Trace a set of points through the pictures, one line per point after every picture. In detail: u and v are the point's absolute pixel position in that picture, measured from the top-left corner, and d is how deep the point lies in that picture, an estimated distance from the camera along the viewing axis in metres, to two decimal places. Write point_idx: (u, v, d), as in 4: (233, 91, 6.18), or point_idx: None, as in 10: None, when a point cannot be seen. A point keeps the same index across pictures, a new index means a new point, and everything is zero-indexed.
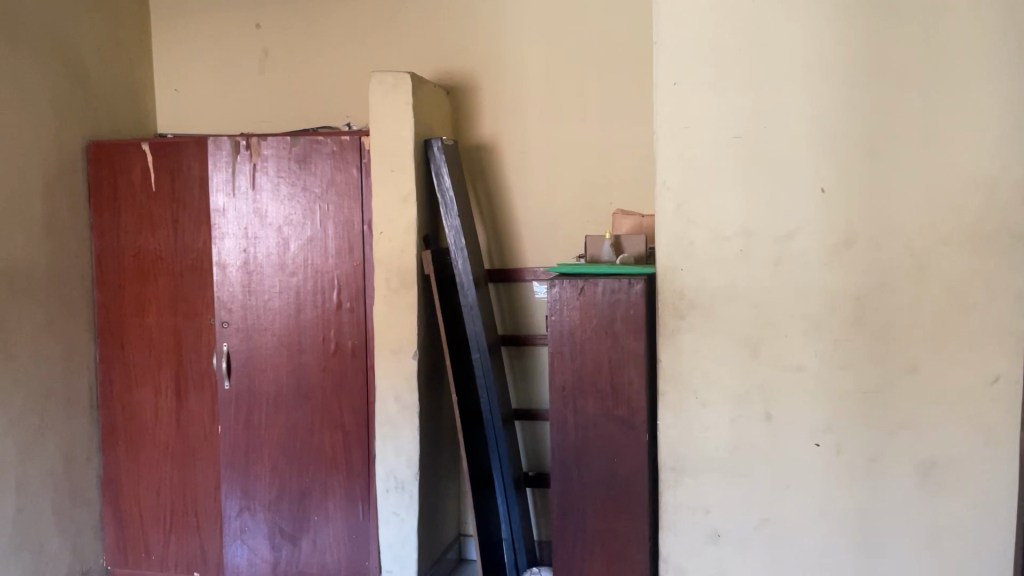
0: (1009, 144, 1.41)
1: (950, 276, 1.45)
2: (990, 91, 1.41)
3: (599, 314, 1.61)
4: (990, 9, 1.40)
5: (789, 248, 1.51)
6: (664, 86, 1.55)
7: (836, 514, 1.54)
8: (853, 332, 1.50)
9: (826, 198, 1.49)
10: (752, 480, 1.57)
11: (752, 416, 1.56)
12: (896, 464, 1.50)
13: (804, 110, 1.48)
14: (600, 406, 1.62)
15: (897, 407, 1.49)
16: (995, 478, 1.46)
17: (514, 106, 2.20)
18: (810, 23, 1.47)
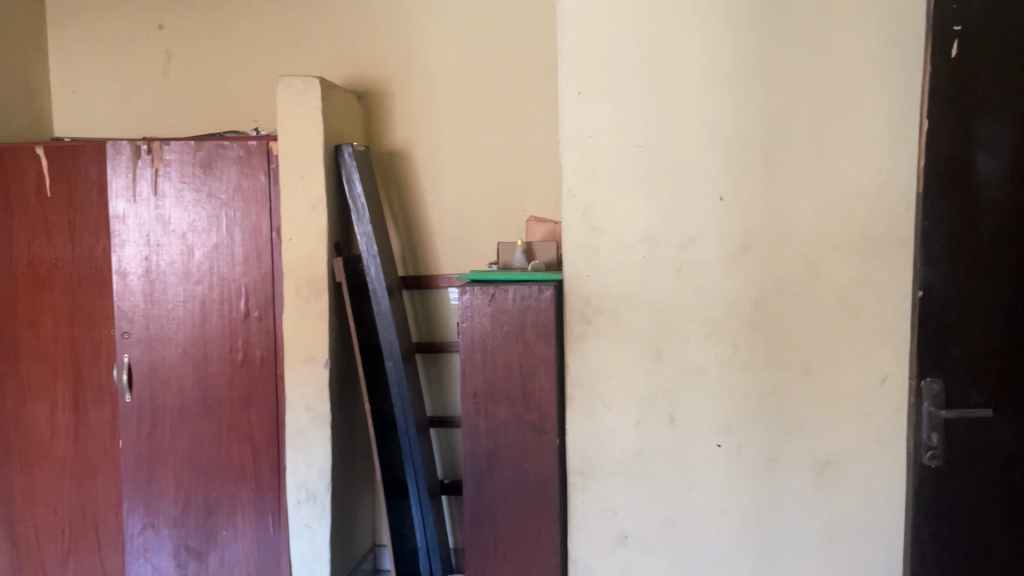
0: (892, 154, 1.48)
1: (841, 281, 1.51)
2: (875, 104, 1.47)
3: (509, 320, 1.61)
4: (874, 24, 1.46)
5: (690, 254, 1.55)
6: (568, 96, 1.58)
7: (737, 513, 1.58)
8: (751, 335, 1.55)
9: (724, 206, 1.53)
10: (657, 483, 1.60)
11: (655, 420, 1.59)
12: (794, 461, 1.55)
13: (703, 121, 1.53)
14: (511, 412, 1.63)
15: (794, 407, 1.55)
16: (884, 474, 1.53)
17: (426, 111, 2.19)
18: (707, 35, 1.51)
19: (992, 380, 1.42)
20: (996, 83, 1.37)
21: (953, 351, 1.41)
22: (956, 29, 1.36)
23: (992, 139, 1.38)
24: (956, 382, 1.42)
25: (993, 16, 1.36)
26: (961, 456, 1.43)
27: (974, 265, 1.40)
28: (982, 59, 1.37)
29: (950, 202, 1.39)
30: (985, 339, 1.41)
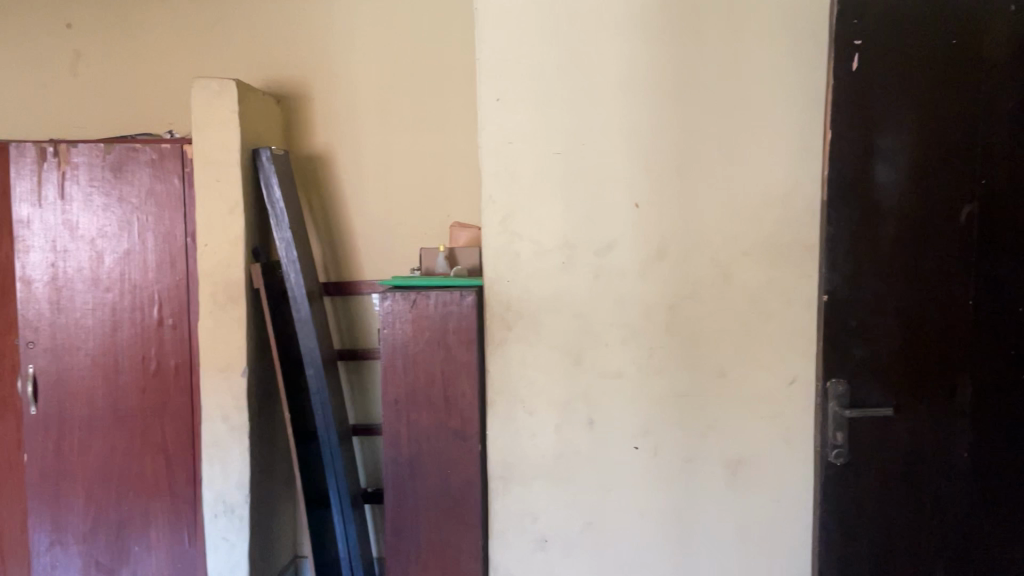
0: (799, 163, 1.53)
1: (752, 285, 1.56)
2: (783, 114, 1.52)
3: (431, 326, 1.60)
4: (782, 38, 1.51)
5: (608, 260, 1.58)
6: (487, 102, 1.58)
7: (655, 514, 1.61)
8: (666, 339, 1.58)
9: (640, 213, 1.56)
10: (577, 486, 1.62)
11: (575, 423, 1.61)
12: (707, 462, 1.59)
13: (618, 129, 1.55)
14: (433, 418, 1.62)
15: (708, 410, 1.58)
16: (794, 473, 1.58)
17: (347, 116, 2.16)
18: (622, 45, 1.54)
19: (894, 380, 1.47)
20: (894, 96, 1.43)
21: (857, 353, 1.47)
22: (857, 43, 1.42)
23: (891, 149, 1.44)
24: (859, 382, 1.47)
25: (890, 31, 1.42)
26: (864, 455, 1.48)
27: (875, 270, 1.46)
28: (881, 72, 1.43)
29: (852, 210, 1.44)
30: (887, 341, 1.47)
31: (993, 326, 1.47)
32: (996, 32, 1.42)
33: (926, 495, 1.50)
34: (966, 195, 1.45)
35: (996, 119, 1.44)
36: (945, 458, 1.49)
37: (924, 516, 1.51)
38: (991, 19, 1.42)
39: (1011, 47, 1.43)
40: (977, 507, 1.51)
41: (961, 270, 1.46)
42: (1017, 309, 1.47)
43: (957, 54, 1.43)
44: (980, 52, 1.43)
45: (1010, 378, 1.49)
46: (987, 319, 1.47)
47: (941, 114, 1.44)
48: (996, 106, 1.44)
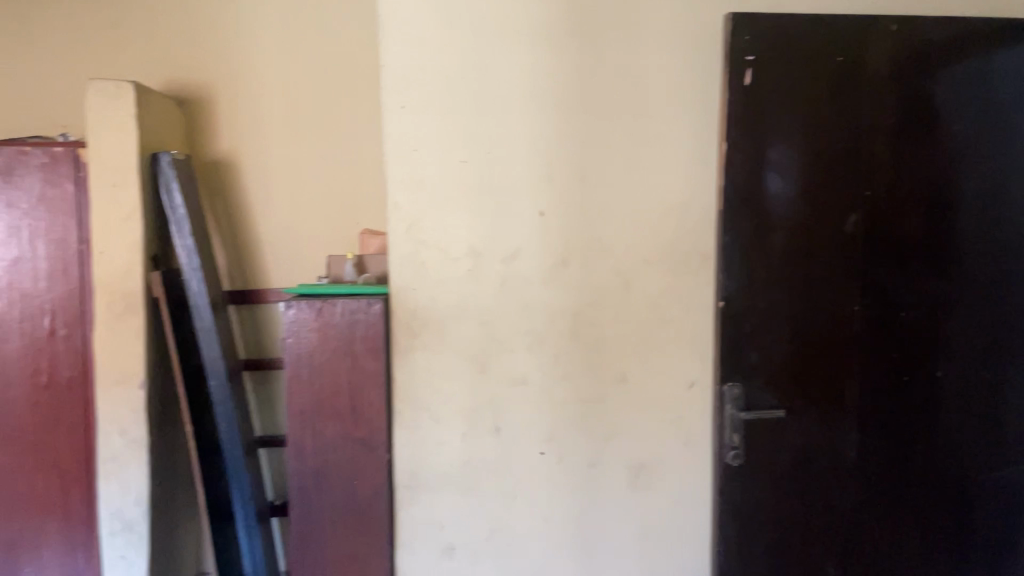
0: (694, 175, 1.59)
1: (651, 292, 1.61)
2: (680, 128, 1.58)
3: (337, 335, 1.57)
4: (679, 55, 1.56)
5: (513, 268, 1.59)
6: (391, 109, 1.55)
7: (560, 518, 1.63)
8: (570, 346, 1.61)
9: (544, 222, 1.58)
10: (484, 493, 1.62)
11: (481, 431, 1.61)
12: (610, 465, 1.63)
13: (523, 138, 1.56)
14: (339, 429, 1.59)
15: (610, 414, 1.62)
16: (691, 474, 1.64)
17: (253, 121, 2.11)
18: (525, 56, 1.55)
19: (786, 383, 1.53)
20: (784, 110, 1.48)
21: (751, 358, 1.52)
22: (750, 59, 1.46)
23: (781, 161, 1.49)
24: (754, 385, 1.52)
25: (780, 47, 1.47)
26: (760, 456, 1.53)
27: (768, 277, 1.51)
28: (773, 87, 1.48)
29: (747, 219, 1.49)
30: (778, 346, 1.52)
31: (879, 331, 1.54)
32: (879, 49, 1.49)
33: (817, 494, 1.56)
34: (851, 206, 1.51)
35: (880, 133, 1.51)
36: (835, 458, 1.55)
37: (817, 514, 1.56)
38: (873, 38, 1.49)
39: (892, 64, 1.50)
40: (866, 504, 1.57)
41: (848, 276, 1.52)
42: (902, 314, 1.54)
43: (842, 70, 1.49)
44: (864, 69, 1.49)
45: (895, 381, 1.55)
46: (873, 325, 1.54)
47: (828, 127, 1.50)
48: (879, 120, 1.50)
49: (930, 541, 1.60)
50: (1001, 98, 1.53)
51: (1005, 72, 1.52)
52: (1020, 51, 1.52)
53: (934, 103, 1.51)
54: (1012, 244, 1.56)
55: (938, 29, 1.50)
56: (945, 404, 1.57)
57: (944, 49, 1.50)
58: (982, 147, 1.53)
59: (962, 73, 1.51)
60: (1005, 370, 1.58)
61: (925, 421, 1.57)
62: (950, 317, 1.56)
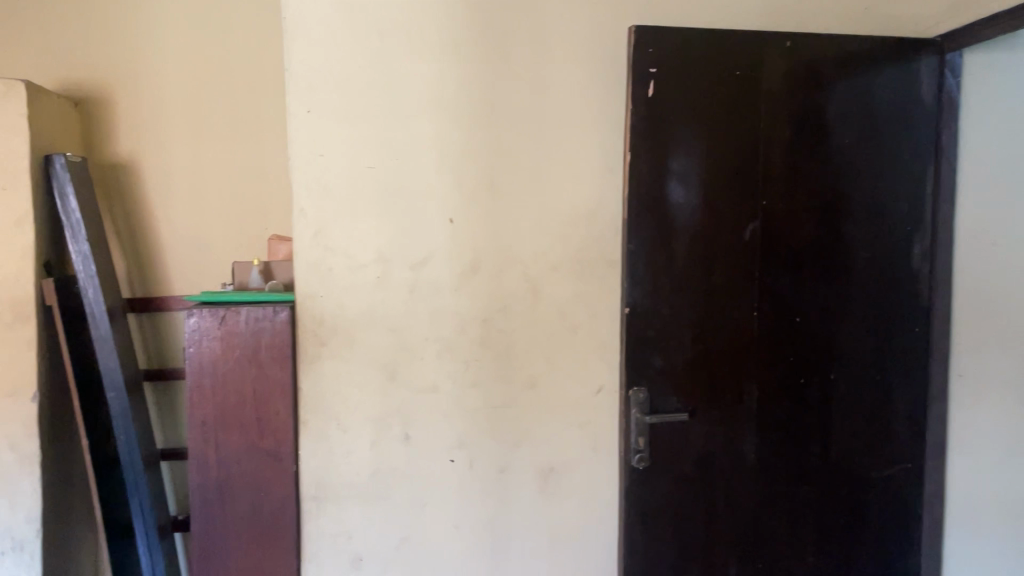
0: (601, 183, 1.62)
1: (560, 298, 1.63)
2: (587, 137, 1.61)
3: (241, 344, 1.51)
4: (585, 66, 1.59)
5: (423, 274, 1.58)
6: (296, 113, 1.52)
7: (469, 525, 1.63)
8: (480, 352, 1.61)
9: (453, 228, 1.58)
10: (392, 502, 1.61)
11: (390, 440, 1.60)
12: (520, 472, 1.64)
13: (430, 146, 1.56)
14: (244, 440, 1.53)
15: (519, 419, 1.63)
16: (599, 477, 1.67)
17: (155, 122, 2.04)
18: (432, 63, 1.55)
19: (689, 387, 1.57)
20: (685, 121, 1.52)
21: (655, 363, 1.55)
22: (652, 71, 1.50)
23: (684, 170, 1.53)
24: (658, 390, 1.55)
25: (680, 60, 1.51)
26: (663, 459, 1.57)
27: (671, 284, 1.55)
28: (674, 98, 1.51)
29: (650, 227, 1.52)
30: (680, 351, 1.56)
31: (776, 335, 1.60)
32: (774, 64, 1.54)
33: (720, 494, 1.60)
34: (749, 215, 1.56)
35: (776, 144, 1.56)
36: (735, 459, 1.60)
37: (719, 514, 1.60)
38: (768, 53, 1.54)
39: (787, 78, 1.55)
40: (766, 504, 1.62)
41: (746, 283, 1.58)
42: (797, 319, 1.60)
43: (740, 83, 1.53)
44: (761, 82, 1.54)
45: (791, 383, 1.61)
46: (771, 329, 1.59)
47: (728, 138, 1.54)
48: (775, 133, 1.56)
49: (825, 538, 1.66)
50: (886, 114, 1.60)
51: (890, 88, 1.60)
52: (904, 69, 1.60)
53: (826, 117, 1.58)
54: (897, 252, 1.64)
55: (829, 46, 1.56)
56: (838, 406, 1.64)
57: (834, 66, 1.57)
58: (869, 160, 1.61)
59: (851, 88, 1.58)
60: (893, 372, 1.66)
61: (819, 422, 1.63)
62: (842, 322, 1.62)
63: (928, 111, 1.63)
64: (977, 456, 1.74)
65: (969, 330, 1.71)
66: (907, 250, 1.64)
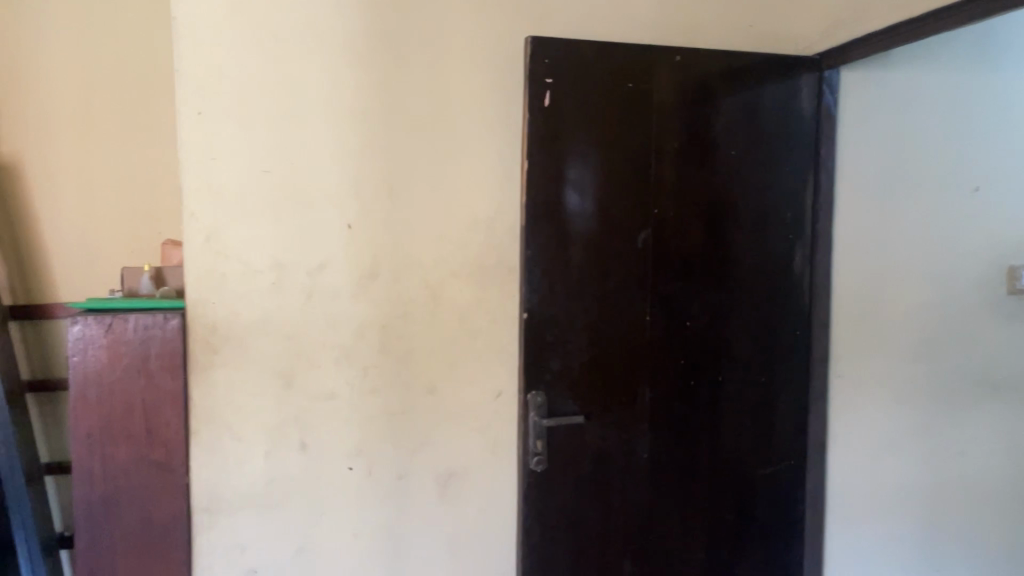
0: (499, 190, 1.64)
1: (459, 304, 1.64)
2: (485, 144, 1.63)
3: (129, 352, 1.44)
4: (483, 74, 1.61)
5: (320, 280, 1.56)
6: (187, 115, 1.46)
7: (368, 533, 1.62)
8: (379, 359, 1.61)
9: (351, 234, 1.57)
10: (289, 511, 1.58)
11: (286, 449, 1.57)
12: (419, 477, 1.64)
13: (328, 151, 1.55)
14: (132, 452, 1.46)
15: (419, 425, 1.63)
16: (498, 481, 1.69)
17: (36, 120, 1.90)
18: (330, 67, 1.53)
19: (584, 390, 1.60)
20: (581, 131, 1.56)
21: (552, 366, 1.58)
22: (548, 81, 1.53)
23: (579, 179, 1.56)
24: (555, 394, 1.58)
25: (575, 71, 1.54)
26: (560, 461, 1.60)
27: (567, 290, 1.58)
28: (570, 108, 1.55)
29: (547, 234, 1.55)
30: (577, 355, 1.59)
31: (668, 339, 1.65)
32: (664, 76, 1.60)
33: (616, 495, 1.64)
34: (642, 223, 1.61)
35: (667, 155, 1.61)
36: (630, 460, 1.64)
37: (615, 514, 1.64)
38: (659, 67, 1.59)
39: (677, 91, 1.61)
40: (660, 502, 1.67)
41: (639, 288, 1.62)
42: (688, 323, 1.66)
43: (632, 95, 1.58)
44: (652, 94, 1.59)
45: (683, 385, 1.67)
46: (663, 333, 1.64)
47: (621, 148, 1.58)
48: (666, 143, 1.61)
49: (716, 533, 1.72)
50: (770, 126, 1.68)
51: (774, 101, 1.68)
52: (786, 83, 1.68)
53: (714, 129, 1.64)
54: (781, 258, 1.72)
55: (716, 62, 1.63)
56: (726, 406, 1.71)
57: (721, 81, 1.63)
58: (755, 170, 1.68)
59: (737, 101, 1.65)
60: (777, 373, 1.74)
61: (709, 422, 1.69)
62: (729, 324, 1.69)
63: (808, 125, 1.71)
64: (856, 451, 1.84)
65: (847, 333, 1.80)
66: (790, 256, 1.72)
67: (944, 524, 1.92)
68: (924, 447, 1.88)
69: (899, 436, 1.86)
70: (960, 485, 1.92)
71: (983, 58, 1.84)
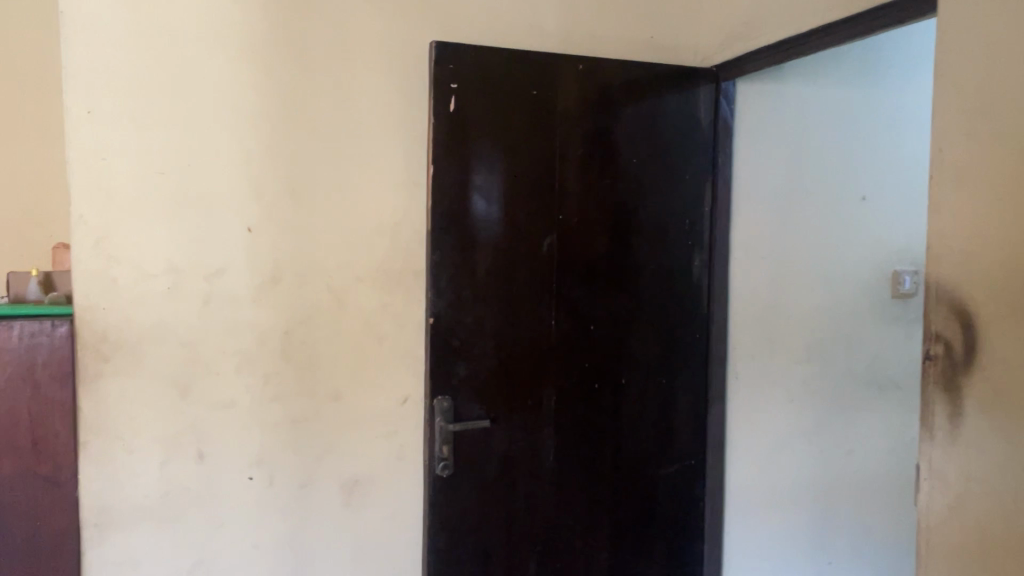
0: (404, 194, 1.64)
1: (365, 310, 1.63)
2: (390, 148, 1.62)
3: (14, 361, 1.35)
4: (387, 78, 1.60)
5: (218, 286, 1.52)
6: (75, 113, 1.40)
7: (268, 544, 1.59)
8: (281, 365, 1.57)
9: (252, 238, 1.54)
10: (186, 523, 1.53)
11: (182, 459, 1.52)
12: (322, 486, 1.62)
13: (226, 153, 1.51)
14: (18, 466, 1.37)
15: (323, 433, 1.61)
16: (403, 487, 1.68)
17: None
18: (229, 67, 1.49)
19: (490, 394, 1.61)
20: (486, 137, 1.56)
21: (458, 371, 1.58)
22: (453, 86, 1.53)
23: (484, 184, 1.57)
24: (461, 398, 1.58)
25: (480, 77, 1.55)
26: (466, 466, 1.60)
27: (473, 294, 1.58)
28: (475, 114, 1.55)
29: (453, 239, 1.55)
30: (483, 360, 1.60)
31: (573, 343, 1.67)
32: (567, 85, 1.62)
33: (521, 497, 1.65)
34: (547, 229, 1.63)
35: (571, 161, 1.64)
36: (535, 462, 1.66)
37: (520, 517, 1.65)
38: (562, 76, 1.62)
39: (580, 100, 1.63)
40: (565, 504, 1.69)
41: (544, 293, 1.64)
42: (592, 327, 1.69)
43: (536, 102, 1.60)
44: (555, 102, 1.62)
45: (587, 388, 1.69)
46: (568, 337, 1.67)
47: (525, 154, 1.60)
48: (570, 150, 1.64)
49: (620, 533, 1.75)
50: (670, 136, 1.73)
51: (673, 112, 1.73)
52: (685, 95, 1.74)
53: (617, 137, 1.67)
54: (681, 264, 1.77)
55: (618, 71, 1.66)
56: (629, 407, 1.74)
57: (623, 90, 1.67)
58: (655, 178, 1.72)
59: (639, 111, 1.69)
60: (677, 374, 1.79)
61: (613, 422, 1.73)
62: (631, 329, 1.73)
63: (706, 135, 1.77)
64: (754, 450, 1.91)
65: (744, 336, 1.87)
66: (689, 261, 1.77)
67: (836, 519, 2.00)
68: (817, 445, 1.96)
69: (794, 434, 1.94)
70: (850, 481, 2.01)
71: (869, 74, 1.93)
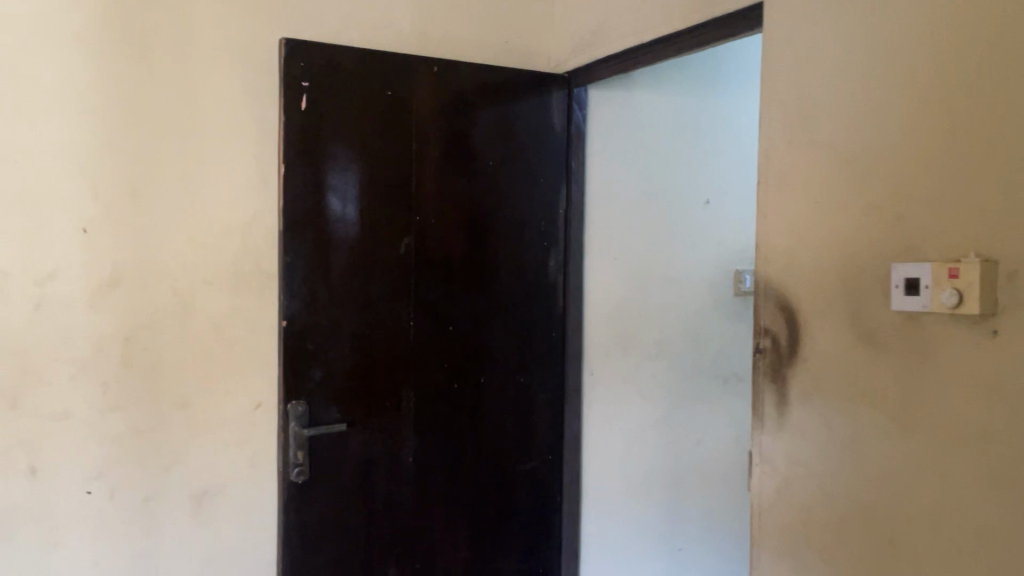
0: (253, 195, 1.60)
1: (214, 314, 1.58)
2: (239, 147, 1.58)
3: None
4: (235, 75, 1.56)
5: (51, 290, 1.43)
6: None
7: (109, 561, 1.50)
8: (122, 374, 1.50)
9: (88, 239, 1.45)
10: (16, 545, 1.42)
11: (11, 476, 1.41)
12: (169, 497, 1.55)
13: (58, 149, 1.42)
14: None
15: (169, 443, 1.55)
16: (256, 494, 1.64)
17: None
18: (62, 58, 1.41)
19: (347, 397, 1.59)
20: (341, 137, 1.55)
21: (313, 374, 1.55)
22: (304, 84, 1.50)
23: (338, 184, 1.55)
24: (317, 402, 1.56)
25: (333, 76, 1.53)
26: (322, 469, 1.57)
27: (329, 296, 1.56)
28: (329, 113, 1.53)
29: (307, 240, 1.53)
30: (340, 362, 1.58)
31: (431, 343, 1.68)
32: (422, 87, 1.63)
33: (380, 499, 1.64)
34: (404, 230, 1.63)
35: (428, 163, 1.65)
36: (394, 463, 1.65)
37: (378, 519, 1.64)
38: (418, 77, 1.62)
39: (436, 102, 1.65)
40: (425, 504, 1.69)
41: (402, 295, 1.64)
42: (450, 328, 1.70)
43: (391, 103, 1.60)
44: (411, 103, 1.62)
45: (446, 387, 1.70)
46: (426, 337, 1.67)
47: (381, 155, 1.59)
48: (427, 151, 1.64)
49: (479, 530, 1.78)
50: (524, 139, 1.77)
51: (528, 116, 1.77)
52: (538, 100, 1.78)
53: (473, 139, 1.70)
54: (537, 264, 1.81)
55: (473, 75, 1.69)
56: (488, 406, 1.77)
57: (479, 92, 1.70)
58: (511, 180, 1.76)
59: (495, 114, 1.72)
60: (535, 372, 1.83)
61: (472, 421, 1.75)
62: (489, 329, 1.75)
63: (559, 139, 1.82)
64: (609, 443, 1.97)
65: (598, 334, 1.94)
66: (546, 261, 1.82)
67: (687, 508, 2.10)
68: (669, 436, 2.05)
69: (647, 427, 2.02)
70: (700, 471, 2.11)
71: (712, 83, 2.04)
